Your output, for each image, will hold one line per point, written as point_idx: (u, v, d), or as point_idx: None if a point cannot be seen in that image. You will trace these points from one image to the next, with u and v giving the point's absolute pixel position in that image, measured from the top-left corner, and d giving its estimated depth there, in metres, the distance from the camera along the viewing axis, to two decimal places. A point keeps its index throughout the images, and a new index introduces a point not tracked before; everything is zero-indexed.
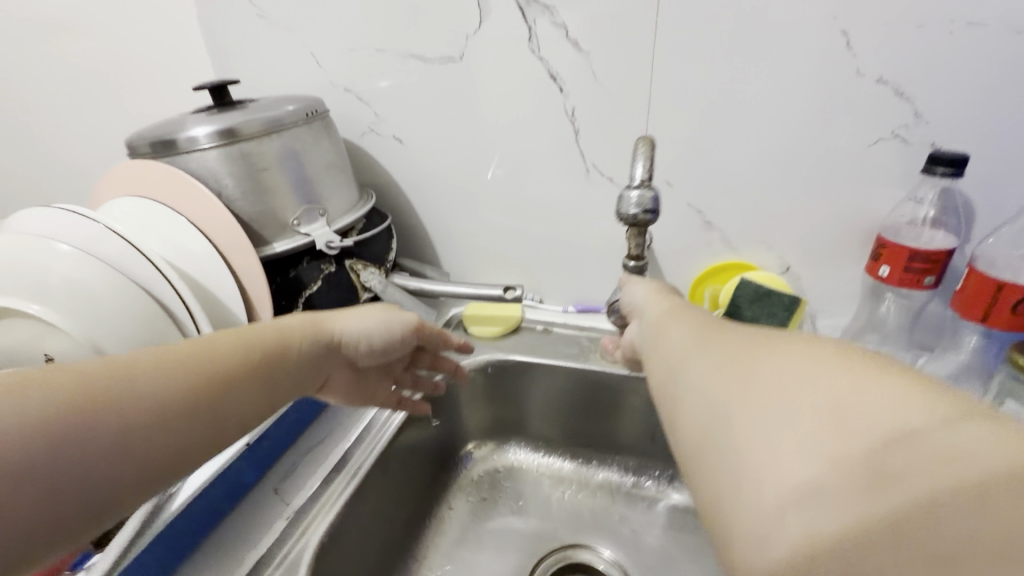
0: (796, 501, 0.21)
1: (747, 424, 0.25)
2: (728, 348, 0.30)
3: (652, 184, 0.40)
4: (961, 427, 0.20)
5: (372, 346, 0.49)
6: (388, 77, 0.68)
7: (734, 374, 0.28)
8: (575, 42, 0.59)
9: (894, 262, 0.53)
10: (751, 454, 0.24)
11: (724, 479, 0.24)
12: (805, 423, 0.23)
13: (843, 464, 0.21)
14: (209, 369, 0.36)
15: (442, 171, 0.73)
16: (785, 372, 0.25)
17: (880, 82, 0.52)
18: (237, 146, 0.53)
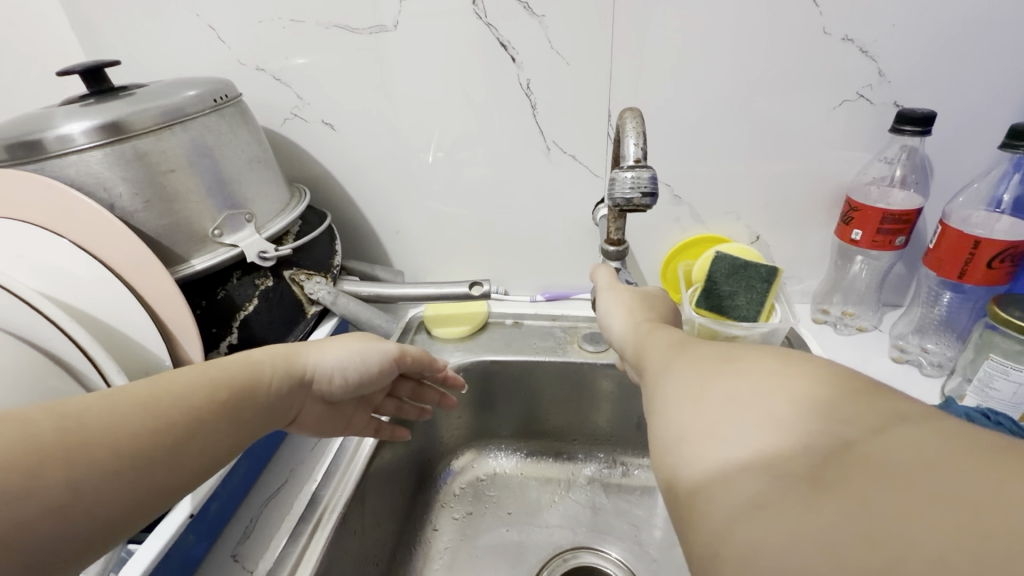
0: (733, 488, 0.20)
1: (705, 414, 0.23)
2: (708, 350, 0.28)
3: (648, 163, 0.34)
4: (933, 438, 0.18)
5: (348, 380, 0.42)
6: (309, 52, 0.58)
7: (707, 370, 0.26)
8: (527, 4, 0.53)
9: (866, 225, 0.53)
10: (700, 442, 0.22)
11: (670, 465, 0.23)
12: (765, 417, 0.21)
13: (795, 459, 0.20)
14: (173, 410, 0.31)
15: (384, 158, 0.64)
16: (759, 370, 0.24)
17: (844, 40, 0.50)
18: (128, 144, 0.42)
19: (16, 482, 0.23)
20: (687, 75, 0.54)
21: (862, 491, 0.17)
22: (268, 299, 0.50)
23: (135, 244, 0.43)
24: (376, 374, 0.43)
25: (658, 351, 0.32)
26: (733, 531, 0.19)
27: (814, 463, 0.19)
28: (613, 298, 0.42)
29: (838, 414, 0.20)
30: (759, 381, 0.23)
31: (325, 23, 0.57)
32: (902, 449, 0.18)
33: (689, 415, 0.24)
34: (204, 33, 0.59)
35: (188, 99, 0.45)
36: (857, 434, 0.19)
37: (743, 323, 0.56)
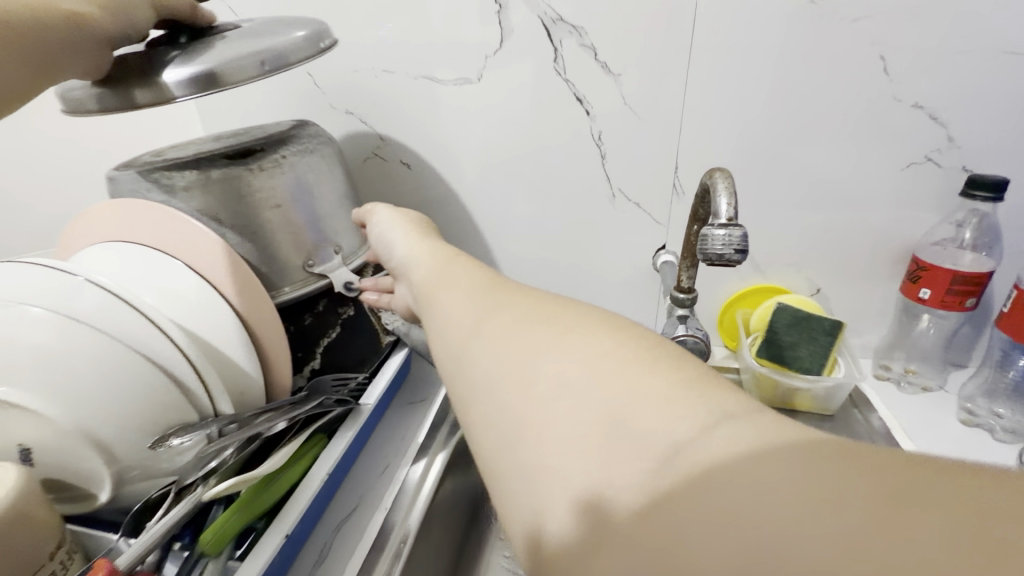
0: (564, 492, 0.21)
1: (525, 379, 0.25)
2: (516, 305, 0.31)
3: (739, 222, 0.36)
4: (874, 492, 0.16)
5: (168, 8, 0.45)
6: (396, 99, 0.63)
7: (551, 333, 0.27)
8: (605, 63, 0.56)
9: (934, 285, 0.54)
10: (535, 418, 0.23)
11: (517, 460, 0.23)
12: (576, 382, 0.23)
13: (619, 456, 0.20)
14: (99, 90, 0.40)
15: (457, 198, 0.68)
16: (580, 342, 0.25)
17: (914, 107, 0.52)
18: (243, 178, 0.46)
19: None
20: (754, 135, 0.57)
21: (698, 479, 0.18)
22: (349, 327, 0.53)
23: (243, 273, 0.45)
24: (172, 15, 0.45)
25: (483, 306, 0.32)
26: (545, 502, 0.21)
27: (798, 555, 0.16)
28: (394, 217, 0.52)
29: (616, 369, 0.23)
30: (570, 354, 0.25)
31: (414, 74, 0.61)
32: (728, 441, 0.19)
33: (515, 367, 0.26)
34: (301, 79, 0.64)
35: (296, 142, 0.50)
36: (656, 423, 0.21)
37: (806, 375, 0.57)
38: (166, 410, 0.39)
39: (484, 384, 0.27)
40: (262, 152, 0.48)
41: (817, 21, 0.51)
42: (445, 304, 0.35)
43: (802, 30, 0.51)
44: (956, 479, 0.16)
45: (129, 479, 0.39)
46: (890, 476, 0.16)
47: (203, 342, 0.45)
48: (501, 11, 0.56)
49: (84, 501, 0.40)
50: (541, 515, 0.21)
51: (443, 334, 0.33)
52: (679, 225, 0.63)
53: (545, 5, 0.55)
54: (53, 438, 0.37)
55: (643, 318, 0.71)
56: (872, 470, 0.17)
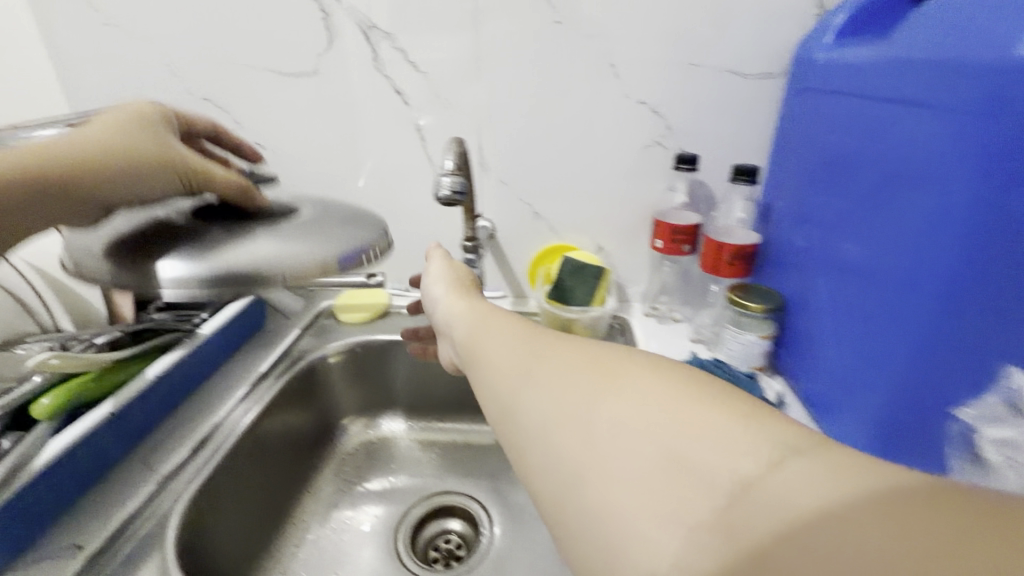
0: (648, 538, 0.20)
1: (583, 436, 0.24)
2: (513, 330, 0.33)
3: (461, 173, 0.51)
4: (819, 471, 0.19)
5: (127, 155, 0.41)
6: (247, 88, 0.74)
7: (597, 379, 0.26)
8: (413, 62, 0.70)
9: (664, 236, 0.71)
10: (603, 457, 0.23)
11: (580, 496, 0.23)
12: (640, 422, 0.23)
13: (682, 485, 0.21)
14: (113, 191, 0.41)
15: (308, 175, 0.79)
16: (640, 387, 0.25)
17: (642, 102, 0.70)
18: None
19: None
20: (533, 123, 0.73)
21: (749, 527, 0.19)
22: None
23: None
24: (176, 173, 0.42)
25: (534, 351, 0.30)
26: (617, 543, 0.21)
27: (713, 505, 0.20)
28: (442, 268, 0.50)
29: (673, 417, 0.23)
30: (625, 402, 0.24)
31: (259, 67, 0.73)
32: (800, 475, 0.19)
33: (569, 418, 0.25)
34: (160, 70, 0.74)
35: (138, 109, 0.61)
36: (711, 457, 0.21)
37: (577, 307, 0.73)
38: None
39: (540, 436, 0.26)
40: (104, 113, 0.58)
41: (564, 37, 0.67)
42: (482, 329, 0.37)
43: (556, 42, 0.68)
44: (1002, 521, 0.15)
45: None
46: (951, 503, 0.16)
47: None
48: (327, 19, 0.69)
49: None
50: (619, 556, 0.21)
51: (484, 383, 0.32)
52: (489, 197, 0.78)
53: (361, 15, 0.68)
54: None
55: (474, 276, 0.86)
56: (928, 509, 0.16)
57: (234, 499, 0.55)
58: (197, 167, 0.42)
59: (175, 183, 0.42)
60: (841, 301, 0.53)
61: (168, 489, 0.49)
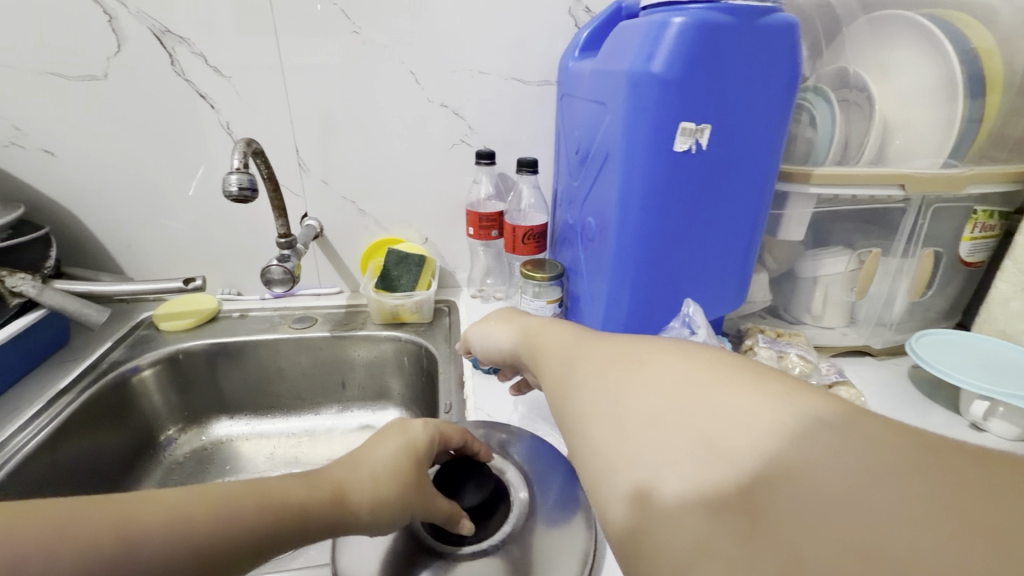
0: (663, 482, 0.36)
1: (622, 417, 0.42)
2: (601, 360, 0.49)
3: (248, 170, 0.54)
4: (839, 446, 0.32)
5: (369, 484, 0.50)
6: (24, 94, 0.70)
7: (647, 370, 0.44)
8: (215, 67, 0.71)
9: (474, 224, 0.80)
10: (622, 442, 0.41)
11: (616, 474, 0.40)
12: (660, 411, 0.40)
13: (708, 463, 0.35)
14: (220, 545, 0.40)
15: (109, 180, 0.77)
16: (671, 375, 0.42)
17: (442, 105, 0.78)
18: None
19: None
20: (347, 125, 0.78)
21: (776, 526, 0.31)
22: None
23: None
24: (327, 503, 0.47)
25: (589, 362, 0.50)
26: (622, 479, 0.39)
27: (730, 495, 0.33)
28: (485, 325, 0.68)
29: (708, 398, 0.39)
30: (650, 383, 0.43)
31: (36, 70, 0.69)
32: (822, 452, 0.32)
33: (631, 386, 0.44)
34: None
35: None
36: (740, 442, 0.35)
37: (402, 294, 0.80)
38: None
39: (585, 409, 0.46)
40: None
41: (363, 45, 0.73)
42: (541, 348, 0.58)
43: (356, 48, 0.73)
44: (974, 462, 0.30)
45: None
46: (923, 469, 0.29)
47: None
48: (113, 22, 0.68)
49: None
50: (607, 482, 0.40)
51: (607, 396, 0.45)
52: (312, 197, 0.82)
53: (151, 19, 0.68)
54: None
55: (309, 273, 0.89)
56: (919, 476, 0.29)
57: None
58: (335, 491, 0.48)
59: (291, 534, 0.44)
60: (591, 263, 0.69)
61: None
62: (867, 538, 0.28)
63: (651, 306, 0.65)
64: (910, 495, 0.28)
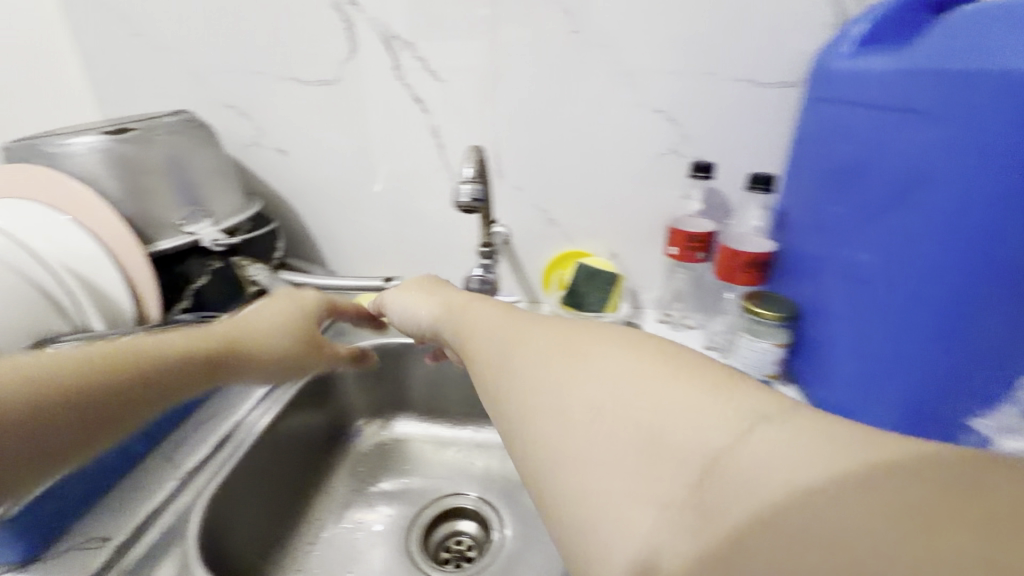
0: (621, 520, 0.24)
1: (555, 410, 0.29)
2: (536, 338, 0.33)
3: (481, 180, 0.52)
4: (916, 490, 0.19)
5: (261, 330, 0.54)
6: (268, 96, 0.76)
7: (558, 366, 0.31)
8: (434, 72, 0.72)
9: (678, 243, 0.72)
10: (574, 449, 0.27)
11: (573, 514, 0.25)
12: (605, 405, 0.27)
13: (653, 467, 0.24)
14: (99, 397, 0.41)
15: (325, 178, 0.81)
16: (605, 360, 0.29)
17: (655, 111, 0.70)
18: (119, 151, 0.59)
19: None
20: (551, 131, 0.74)
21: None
22: (219, 275, 0.65)
23: (117, 225, 0.57)
24: (201, 369, 0.48)
25: (502, 334, 0.37)
26: (605, 541, 0.24)
27: (704, 545, 0.22)
28: (397, 294, 0.56)
29: (636, 392, 0.27)
30: (633, 378, 0.28)
31: (281, 75, 0.74)
32: (764, 448, 0.23)
33: (542, 396, 0.30)
34: (184, 78, 0.76)
35: (168, 124, 0.62)
36: (776, 477, 0.21)
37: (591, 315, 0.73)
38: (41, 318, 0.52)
39: (520, 408, 0.31)
40: (136, 130, 0.60)
41: (582, 45, 0.68)
42: (478, 332, 0.41)
43: (575, 49, 0.68)
44: (970, 469, 0.20)
45: None
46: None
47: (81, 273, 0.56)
48: (349, 28, 0.70)
49: None
50: (602, 551, 0.24)
51: (525, 381, 0.32)
52: (504, 204, 0.79)
53: (383, 25, 0.69)
54: None
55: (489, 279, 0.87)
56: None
57: (255, 500, 0.57)
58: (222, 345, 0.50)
59: (131, 391, 0.43)
60: (846, 304, 0.57)
61: (190, 486, 0.51)
62: (857, 545, 0.19)
63: (946, 390, 0.48)
64: (896, 532, 0.18)
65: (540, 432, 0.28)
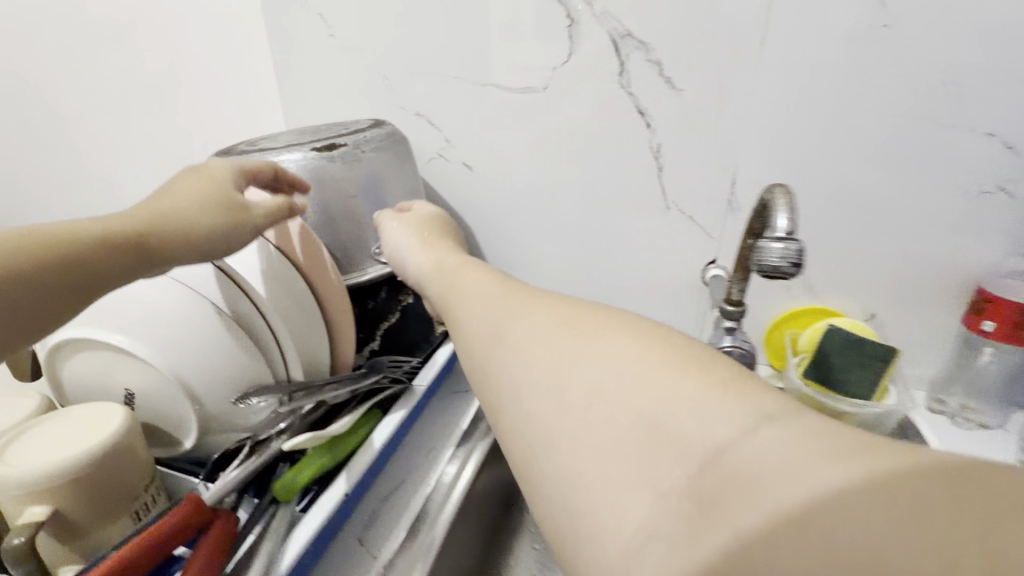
0: (614, 503, 0.22)
1: (557, 392, 0.26)
2: (539, 314, 0.31)
3: (796, 237, 0.37)
4: (932, 498, 0.17)
5: (181, 208, 0.39)
6: (462, 104, 0.66)
7: (565, 343, 0.28)
8: (669, 79, 0.59)
9: (998, 317, 0.54)
10: (567, 425, 0.25)
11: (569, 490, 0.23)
12: (611, 394, 0.24)
13: (652, 460, 0.22)
14: (84, 268, 0.34)
15: (513, 200, 0.70)
16: (604, 347, 0.27)
17: (989, 135, 0.52)
18: (326, 170, 0.51)
19: (127, 248, 0.37)
20: (813, 154, 0.58)
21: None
22: (408, 313, 0.57)
23: (318, 251, 0.49)
24: (124, 241, 0.36)
25: (505, 311, 0.33)
26: (596, 531, 0.22)
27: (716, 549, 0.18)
28: (401, 230, 0.49)
29: (645, 383, 0.24)
30: (607, 363, 0.26)
31: (482, 81, 0.64)
32: (770, 444, 0.20)
33: (544, 375, 0.27)
34: (372, 84, 0.68)
35: (374, 138, 0.54)
36: (811, 482, 0.18)
37: (855, 400, 0.56)
38: (245, 369, 0.43)
39: (512, 387, 0.28)
40: (344, 146, 0.52)
41: (883, 45, 0.52)
42: (462, 298, 0.37)
43: (872, 49, 0.53)
44: (954, 478, 0.17)
45: (211, 429, 0.44)
46: None
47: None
48: (572, 26, 0.59)
49: (170, 445, 0.45)
50: (593, 535, 0.22)
51: (522, 350, 0.29)
52: (732, 243, 0.64)
53: (615, 21, 0.58)
54: (155, 386, 0.42)
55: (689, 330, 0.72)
56: None
57: None
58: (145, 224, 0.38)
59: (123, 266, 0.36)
60: None
61: None
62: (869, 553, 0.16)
63: None
64: (912, 533, 0.16)
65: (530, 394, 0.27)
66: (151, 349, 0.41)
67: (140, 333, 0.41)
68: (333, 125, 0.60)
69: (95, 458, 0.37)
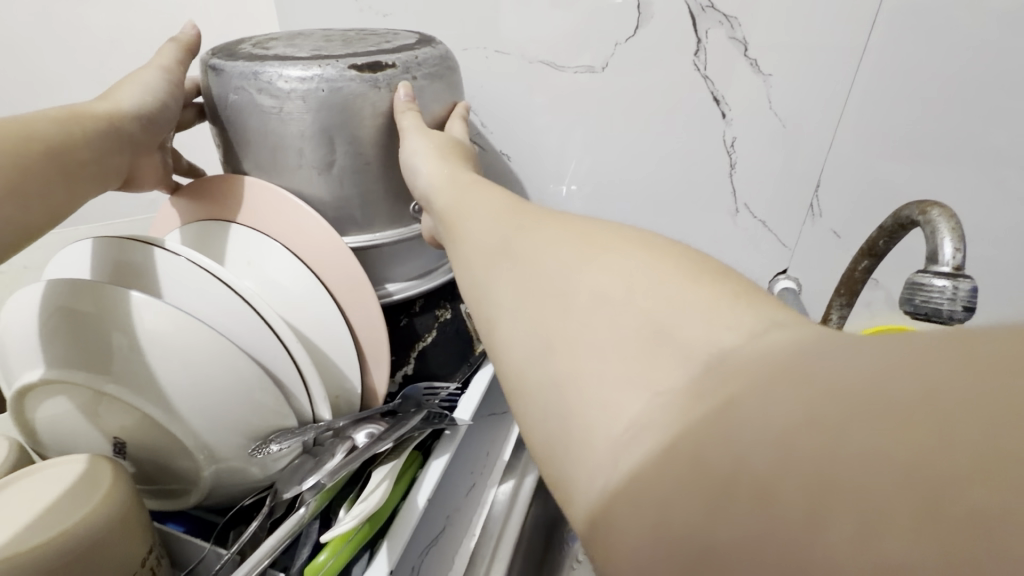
0: (604, 401, 0.18)
1: (559, 298, 0.22)
2: (546, 231, 0.25)
3: (965, 273, 0.30)
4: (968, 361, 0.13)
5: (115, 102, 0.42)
6: (503, 83, 0.57)
7: (575, 251, 0.23)
8: (754, 61, 0.51)
9: None
10: (562, 326, 0.21)
11: (552, 402, 0.19)
12: (617, 300, 0.20)
13: (650, 364, 0.18)
14: (78, 148, 0.38)
15: (559, 196, 0.62)
16: (619, 258, 0.22)
17: None
18: (369, 100, 0.39)
19: (94, 130, 0.39)
20: (914, 156, 0.52)
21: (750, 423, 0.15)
22: (447, 331, 0.49)
23: (347, 262, 0.41)
24: (96, 127, 0.40)
25: (513, 231, 0.27)
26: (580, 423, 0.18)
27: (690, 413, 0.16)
28: (422, 138, 0.39)
29: (659, 290, 0.20)
30: (610, 269, 0.21)
31: (529, 58, 0.55)
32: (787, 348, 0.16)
33: (551, 285, 0.22)
34: None
35: (426, 60, 0.42)
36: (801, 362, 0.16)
37: None
38: (267, 415, 0.35)
39: (517, 298, 0.23)
40: (390, 65, 0.40)
41: (1013, 33, 0.45)
42: (474, 222, 0.30)
43: (999, 39, 0.46)
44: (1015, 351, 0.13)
45: (224, 482, 0.36)
46: None
47: (301, 337, 0.41)
48: None
49: (174, 499, 0.38)
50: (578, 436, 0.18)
51: (528, 262, 0.24)
52: (806, 252, 0.58)
53: None
54: (154, 435, 0.34)
55: None
56: None
57: None
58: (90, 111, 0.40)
59: (103, 147, 0.40)
60: None
61: None
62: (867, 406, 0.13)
63: None
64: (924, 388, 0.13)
65: (523, 306, 0.23)
66: (147, 394, 0.32)
67: (138, 376, 0.32)
68: (349, 35, 0.47)
69: (95, 536, 0.30)
